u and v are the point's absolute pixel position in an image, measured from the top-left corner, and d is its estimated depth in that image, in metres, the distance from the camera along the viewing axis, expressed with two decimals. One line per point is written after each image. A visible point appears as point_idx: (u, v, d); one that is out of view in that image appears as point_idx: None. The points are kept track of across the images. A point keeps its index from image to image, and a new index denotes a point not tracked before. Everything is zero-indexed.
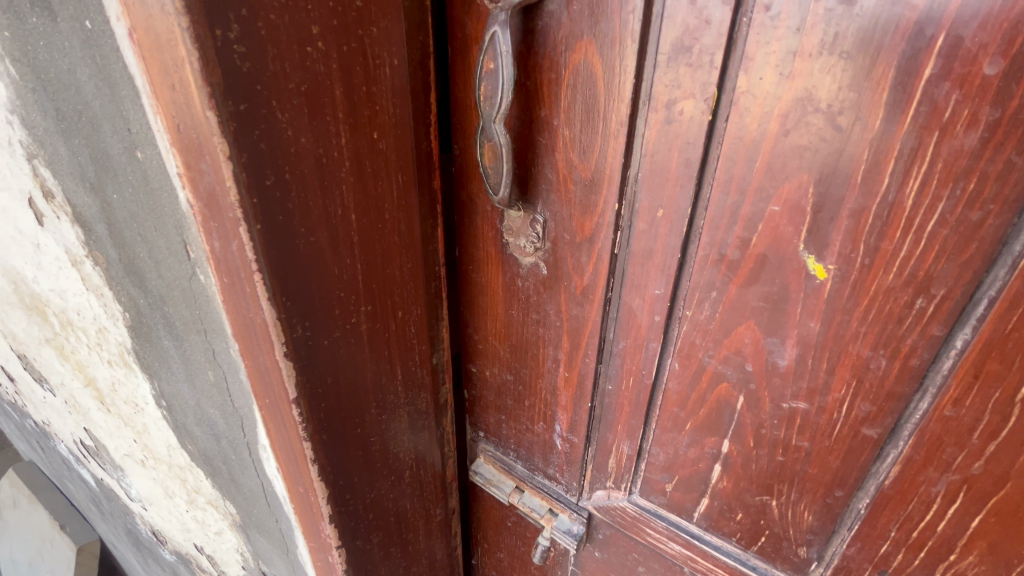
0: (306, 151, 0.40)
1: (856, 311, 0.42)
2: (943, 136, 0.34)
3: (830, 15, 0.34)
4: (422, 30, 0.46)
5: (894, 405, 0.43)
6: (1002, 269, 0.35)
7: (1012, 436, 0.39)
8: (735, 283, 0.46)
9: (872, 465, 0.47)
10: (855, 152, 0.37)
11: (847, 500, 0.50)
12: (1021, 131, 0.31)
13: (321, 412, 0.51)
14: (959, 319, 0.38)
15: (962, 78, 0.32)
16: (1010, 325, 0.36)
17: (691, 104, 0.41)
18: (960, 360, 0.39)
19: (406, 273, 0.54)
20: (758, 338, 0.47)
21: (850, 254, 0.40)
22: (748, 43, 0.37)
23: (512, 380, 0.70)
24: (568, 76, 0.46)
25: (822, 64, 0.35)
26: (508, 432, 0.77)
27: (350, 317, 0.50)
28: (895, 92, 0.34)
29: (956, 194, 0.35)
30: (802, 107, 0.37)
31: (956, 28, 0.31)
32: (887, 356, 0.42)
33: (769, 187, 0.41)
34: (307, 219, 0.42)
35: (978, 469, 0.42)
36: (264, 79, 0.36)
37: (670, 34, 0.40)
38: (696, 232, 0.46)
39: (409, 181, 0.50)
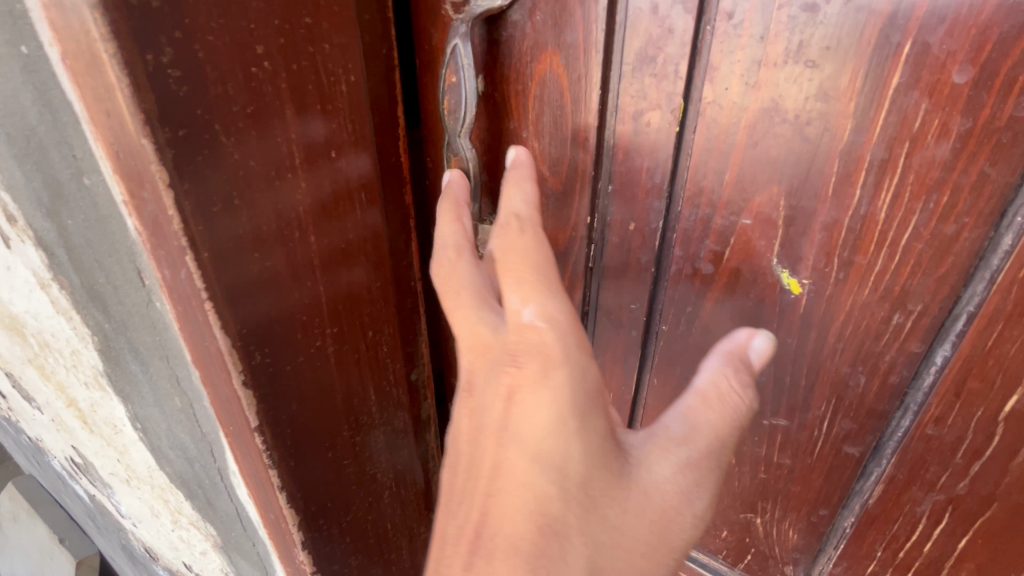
0: (256, 175, 0.37)
1: (833, 326, 0.40)
2: (912, 146, 0.32)
3: (794, 22, 0.32)
4: (384, 40, 0.43)
5: (875, 423, 0.42)
6: (980, 284, 0.34)
7: (996, 456, 0.37)
8: (709, 298, 0.45)
9: (856, 482, 0.45)
10: (824, 164, 0.35)
11: (832, 519, 0.48)
12: (993, 140, 0.30)
13: (287, 436, 0.49)
14: (938, 335, 0.36)
15: (931, 87, 0.30)
16: (990, 341, 0.35)
17: (658, 115, 0.40)
18: (940, 377, 0.37)
19: (376, 293, 0.51)
20: None
21: (823, 269, 0.38)
22: (713, 52, 0.36)
23: None
24: (534, 87, 0.44)
25: (788, 73, 0.34)
26: None
27: (314, 341, 0.47)
28: (862, 101, 0.32)
29: (929, 206, 0.33)
30: (769, 118, 0.36)
31: (923, 34, 0.29)
32: (866, 372, 0.40)
33: (739, 200, 0.39)
34: (260, 244, 0.40)
35: (963, 488, 0.40)
36: (205, 102, 0.33)
37: (634, 43, 0.38)
38: (669, 244, 0.45)
39: (376, 198, 0.47)
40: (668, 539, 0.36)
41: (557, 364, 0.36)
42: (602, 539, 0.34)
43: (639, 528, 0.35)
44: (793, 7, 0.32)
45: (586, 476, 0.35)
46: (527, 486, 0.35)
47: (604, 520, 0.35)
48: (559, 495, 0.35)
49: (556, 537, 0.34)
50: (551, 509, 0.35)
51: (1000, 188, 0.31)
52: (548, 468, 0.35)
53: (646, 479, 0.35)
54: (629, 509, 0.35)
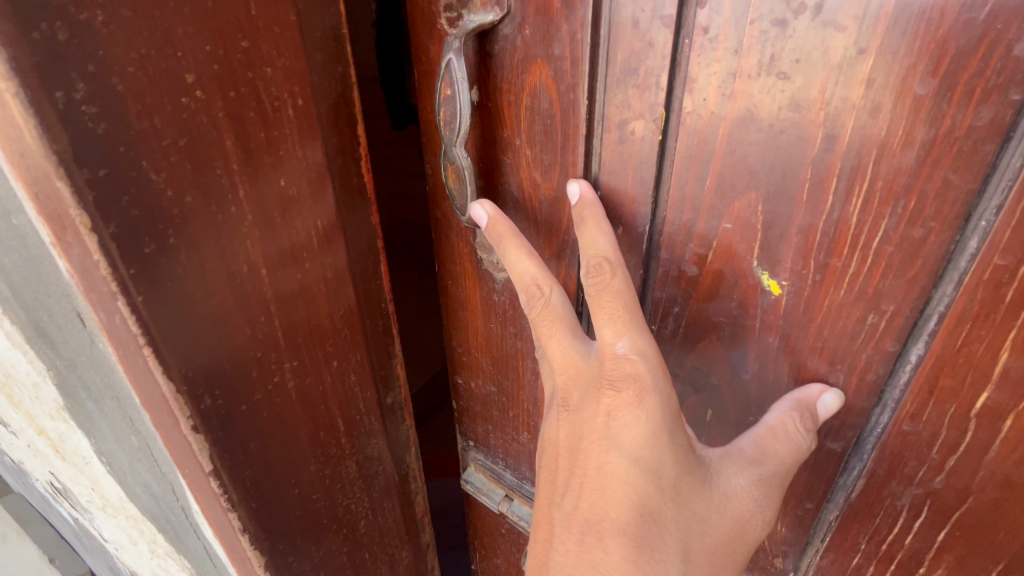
0: (195, 214, 0.32)
1: (813, 326, 0.41)
2: (879, 154, 0.33)
3: (765, 36, 0.33)
4: (338, 51, 0.38)
5: (855, 419, 0.43)
6: (949, 285, 0.35)
7: (970, 451, 0.38)
8: (695, 299, 0.46)
9: (839, 477, 0.46)
10: (799, 171, 0.36)
11: (818, 512, 0.49)
12: (955, 148, 0.31)
13: (247, 480, 0.42)
14: (912, 335, 0.37)
15: (896, 97, 0.31)
16: (962, 340, 0.36)
17: (639, 123, 0.41)
18: (915, 374, 0.38)
19: (337, 320, 0.46)
20: (723, 352, 0.47)
21: (801, 271, 0.40)
22: (690, 64, 0.37)
23: (496, 392, 0.69)
24: (526, 98, 0.45)
25: (761, 85, 0.35)
26: (495, 442, 0.75)
27: (271, 376, 0.41)
28: (831, 112, 0.34)
29: (899, 211, 0.34)
30: (744, 126, 0.37)
31: (885, 49, 0.31)
32: (845, 371, 0.41)
33: (719, 206, 0.41)
34: (202, 280, 0.34)
35: (939, 483, 0.41)
36: (127, 137, 0.28)
37: (619, 53, 0.39)
38: (654, 248, 0.46)
39: (332, 223, 0.42)
40: (746, 538, 0.37)
41: (650, 389, 0.37)
42: (692, 529, 0.36)
43: (723, 522, 0.36)
44: (764, 22, 0.33)
45: (677, 478, 0.36)
46: (627, 484, 0.37)
47: (693, 515, 0.36)
48: (657, 498, 0.36)
49: (653, 525, 0.36)
50: (650, 502, 0.36)
51: (963, 194, 0.32)
52: (643, 473, 0.37)
53: (726, 487, 0.37)
54: (718, 510, 0.37)
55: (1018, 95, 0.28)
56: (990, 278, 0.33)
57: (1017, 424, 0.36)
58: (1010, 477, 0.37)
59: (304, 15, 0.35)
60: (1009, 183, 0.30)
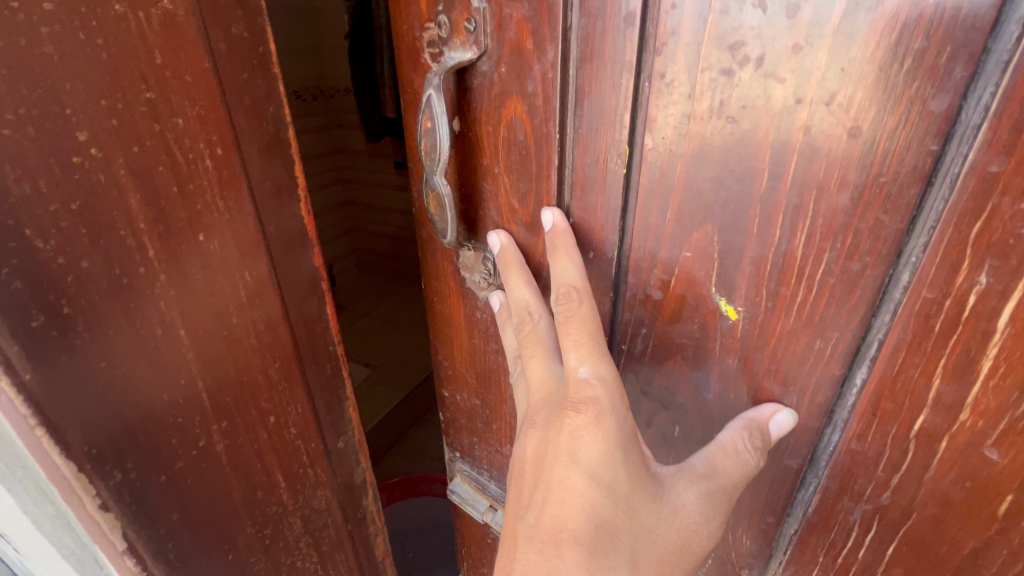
0: (93, 278, 0.30)
1: (767, 349, 0.38)
2: (818, 198, 0.32)
3: (715, 84, 0.32)
4: (270, 101, 0.38)
5: (806, 437, 0.40)
6: (886, 314, 0.32)
7: (912, 470, 0.35)
8: (660, 324, 0.43)
9: (797, 492, 0.43)
10: (749, 209, 0.35)
11: (779, 526, 0.45)
12: (883, 192, 0.30)
13: (169, 555, 0.40)
14: (856, 359, 0.35)
15: (827, 142, 0.30)
16: (897, 365, 0.33)
17: (608, 160, 0.39)
18: (860, 398, 0.36)
19: (273, 374, 0.44)
20: (686, 373, 0.44)
21: (754, 298, 0.37)
22: (649, 107, 0.36)
23: (480, 405, 0.70)
24: (503, 130, 0.44)
25: (713, 128, 0.34)
26: (481, 453, 0.76)
27: (198, 440, 0.39)
28: (776, 153, 0.32)
29: (837, 245, 0.32)
30: (697, 164, 0.35)
31: (818, 99, 0.29)
32: (796, 392, 0.38)
33: (679, 235, 0.39)
34: (107, 352, 0.32)
35: (886, 499, 0.38)
36: (6, 206, 0.26)
37: (587, 99, 0.38)
38: (622, 285, 0.44)
39: (264, 278, 0.41)
40: (692, 548, 0.39)
41: (609, 411, 0.40)
42: (641, 538, 0.38)
43: (670, 533, 0.39)
44: (714, 71, 0.32)
45: (631, 491, 0.39)
46: (583, 498, 0.39)
47: (643, 525, 0.39)
48: (611, 510, 0.38)
49: (606, 535, 0.38)
50: (604, 513, 0.38)
51: (894, 233, 0.30)
52: (598, 487, 0.39)
53: (675, 500, 0.39)
54: (667, 523, 0.39)
55: (935, 143, 0.27)
56: (919, 310, 0.31)
57: (954, 447, 0.33)
58: (947, 494, 0.35)
59: (225, 71, 0.34)
60: (932, 224, 0.29)
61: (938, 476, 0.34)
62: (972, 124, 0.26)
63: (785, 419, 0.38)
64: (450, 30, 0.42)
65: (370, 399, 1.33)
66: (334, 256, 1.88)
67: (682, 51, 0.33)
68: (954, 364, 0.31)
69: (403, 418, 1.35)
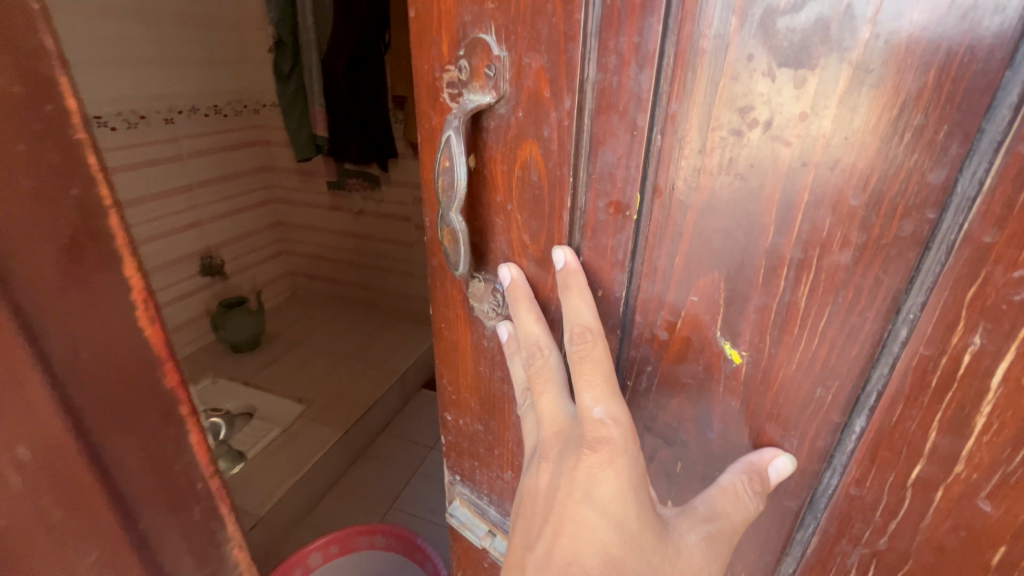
0: None
1: (771, 398, 0.30)
2: (819, 252, 0.25)
3: (724, 142, 0.26)
4: (72, 182, 0.30)
5: (800, 483, 0.32)
6: (885, 367, 0.26)
7: (907, 516, 0.29)
8: (662, 364, 0.34)
9: (795, 532, 0.34)
10: (753, 261, 0.27)
11: (779, 566, 0.37)
12: (884, 253, 0.24)
13: None
14: (853, 408, 0.28)
15: (824, 201, 0.24)
16: (894, 416, 0.27)
17: (628, 211, 0.31)
18: (858, 446, 0.28)
19: (95, 509, 0.35)
20: (685, 415, 0.35)
21: (756, 344, 0.29)
22: (659, 164, 0.28)
23: (482, 430, 0.60)
24: (518, 172, 0.35)
25: (724, 183, 0.27)
26: (482, 478, 0.65)
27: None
28: (781, 210, 0.25)
29: (837, 299, 0.26)
30: (705, 218, 0.28)
31: (823, 164, 0.24)
32: (798, 436, 0.31)
33: (686, 276, 0.30)
34: None
35: (883, 543, 0.30)
36: None
37: (605, 149, 0.30)
38: (627, 324, 0.35)
39: (72, 409, 0.33)
40: None
41: (622, 451, 0.36)
42: None
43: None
44: (723, 128, 0.26)
45: (640, 530, 0.36)
46: (593, 532, 0.37)
47: (651, 566, 0.36)
48: (620, 548, 0.36)
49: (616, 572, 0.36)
50: (614, 550, 0.36)
51: (890, 292, 0.24)
52: (609, 525, 0.37)
53: (679, 543, 0.36)
54: (671, 563, 0.36)
55: (931, 213, 0.22)
56: (915, 366, 0.25)
57: (947, 499, 0.26)
58: (942, 541, 0.28)
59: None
60: (928, 286, 0.23)
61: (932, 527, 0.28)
62: (969, 193, 0.21)
63: (783, 466, 0.31)
64: (468, 71, 0.33)
65: (305, 438, 1.22)
66: (262, 278, 1.78)
67: (691, 112, 0.26)
68: (946, 420, 0.25)
69: (339, 459, 1.22)
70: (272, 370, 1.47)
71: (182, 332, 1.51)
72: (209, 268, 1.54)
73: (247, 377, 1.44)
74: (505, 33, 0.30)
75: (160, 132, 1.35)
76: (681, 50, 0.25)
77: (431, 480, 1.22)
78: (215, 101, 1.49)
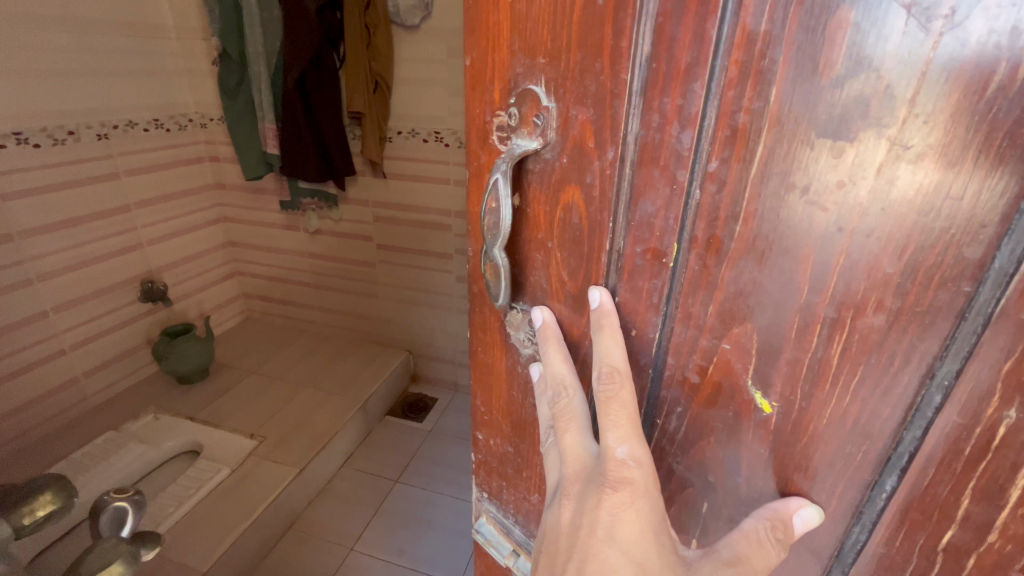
0: None
1: (799, 451, 0.27)
2: (852, 314, 0.23)
3: (766, 203, 0.23)
4: None
5: (823, 537, 0.29)
6: (919, 430, 0.23)
7: None
8: (692, 408, 0.31)
9: None
10: (786, 315, 0.25)
11: None
12: (925, 318, 0.21)
13: None
14: (886, 468, 0.24)
15: (851, 261, 0.22)
16: (926, 479, 0.23)
17: (667, 259, 0.28)
18: (890, 506, 0.25)
19: None
20: (708, 458, 0.31)
21: (787, 397, 0.26)
22: (695, 216, 0.26)
23: (512, 454, 0.46)
24: (560, 214, 0.32)
25: (769, 232, 0.24)
26: (508, 498, 0.50)
27: None
28: (818, 265, 0.23)
29: (868, 363, 0.23)
30: (741, 268, 0.25)
31: (862, 226, 0.21)
32: (827, 489, 0.27)
33: (718, 318, 0.27)
34: None
35: None
36: None
37: (643, 200, 0.28)
38: (659, 364, 0.32)
39: None
40: None
41: (644, 492, 0.32)
42: None
43: None
44: (765, 190, 0.23)
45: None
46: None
47: None
48: None
49: None
50: None
51: (925, 355, 0.22)
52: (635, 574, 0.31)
53: None
54: None
55: (969, 286, 0.20)
56: (953, 432, 0.22)
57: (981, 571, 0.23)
58: None
59: None
60: (965, 355, 0.20)
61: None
62: (1008, 265, 0.19)
63: (810, 517, 0.27)
64: (518, 118, 0.31)
65: (261, 477, 1.15)
66: (207, 304, 1.63)
67: (729, 174, 0.24)
68: (977, 490, 0.22)
69: (294, 499, 1.17)
70: (223, 403, 1.39)
71: (96, 376, 1.33)
72: (149, 294, 1.40)
73: (190, 412, 1.34)
74: (553, 86, 0.29)
75: (92, 149, 1.21)
76: (722, 114, 0.23)
77: (399, 515, 1.20)
78: (155, 116, 1.37)
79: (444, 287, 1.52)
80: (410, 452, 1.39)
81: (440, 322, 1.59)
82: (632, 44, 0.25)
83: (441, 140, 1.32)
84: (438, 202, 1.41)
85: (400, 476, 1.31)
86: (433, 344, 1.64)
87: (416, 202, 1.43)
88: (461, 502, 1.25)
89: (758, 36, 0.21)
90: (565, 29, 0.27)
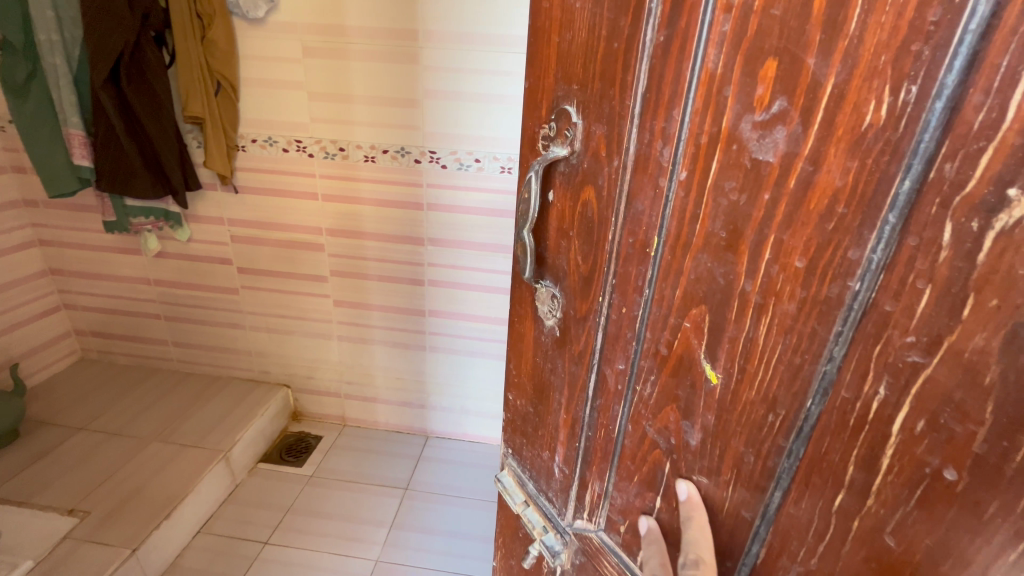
0: None
1: (733, 417, 0.32)
2: (773, 300, 0.28)
3: (718, 206, 0.30)
4: None
5: (752, 498, 0.32)
6: (818, 400, 0.27)
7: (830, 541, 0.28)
8: (662, 377, 0.36)
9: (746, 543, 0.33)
10: (729, 296, 0.31)
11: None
12: (824, 304, 0.26)
13: None
14: (798, 437, 0.28)
15: (778, 254, 0.28)
16: (821, 446, 0.27)
17: (650, 249, 0.35)
18: (794, 467, 0.29)
19: None
20: (666, 421, 0.37)
21: (728, 369, 0.31)
22: (670, 216, 0.33)
23: (531, 414, 0.53)
24: (580, 208, 0.40)
25: (724, 219, 0.30)
26: (528, 456, 0.56)
27: None
28: (752, 253, 0.29)
29: (785, 340, 0.28)
30: (697, 260, 0.32)
31: (779, 231, 0.27)
32: (755, 453, 0.31)
33: (681, 301, 0.33)
34: None
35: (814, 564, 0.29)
36: None
37: (636, 200, 0.35)
38: (640, 338, 0.37)
39: None
40: None
41: None
42: None
43: None
44: (723, 193, 0.30)
45: None
46: None
47: None
48: None
49: None
50: None
51: (823, 332, 0.26)
52: None
53: None
54: None
55: (853, 282, 0.24)
56: (840, 404, 0.26)
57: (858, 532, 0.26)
58: None
59: None
60: (847, 338, 0.25)
61: (848, 556, 0.27)
62: (878, 265, 0.23)
63: None
64: (555, 130, 0.40)
65: (81, 559, 1.07)
66: (17, 348, 1.52)
67: (695, 182, 0.31)
68: (858, 457, 0.25)
69: None
70: (35, 473, 1.27)
71: None
72: None
73: None
74: (583, 106, 0.37)
75: None
76: (691, 136, 0.30)
77: None
78: None
79: (324, 312, 1.49)
80: (285, 506, 1.36)
81: (318, 354, 1.56)
82: (635, 78, 0.33)
83: (304, 150, 1.30)
84: (307, 219, 1.37)
85: (269, 537, 1.28)
86: (312, 377, 1.61)
87: (279, 218, 1.38)
88: (343, 560, 1.23)
89: (716, 77, 0.28)
90: (591, 64, 0.36)
